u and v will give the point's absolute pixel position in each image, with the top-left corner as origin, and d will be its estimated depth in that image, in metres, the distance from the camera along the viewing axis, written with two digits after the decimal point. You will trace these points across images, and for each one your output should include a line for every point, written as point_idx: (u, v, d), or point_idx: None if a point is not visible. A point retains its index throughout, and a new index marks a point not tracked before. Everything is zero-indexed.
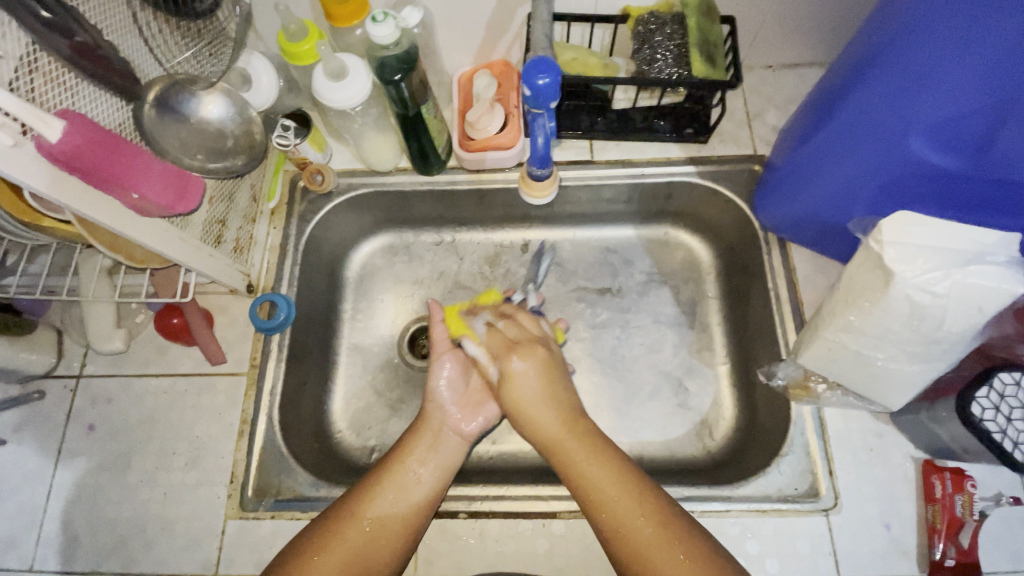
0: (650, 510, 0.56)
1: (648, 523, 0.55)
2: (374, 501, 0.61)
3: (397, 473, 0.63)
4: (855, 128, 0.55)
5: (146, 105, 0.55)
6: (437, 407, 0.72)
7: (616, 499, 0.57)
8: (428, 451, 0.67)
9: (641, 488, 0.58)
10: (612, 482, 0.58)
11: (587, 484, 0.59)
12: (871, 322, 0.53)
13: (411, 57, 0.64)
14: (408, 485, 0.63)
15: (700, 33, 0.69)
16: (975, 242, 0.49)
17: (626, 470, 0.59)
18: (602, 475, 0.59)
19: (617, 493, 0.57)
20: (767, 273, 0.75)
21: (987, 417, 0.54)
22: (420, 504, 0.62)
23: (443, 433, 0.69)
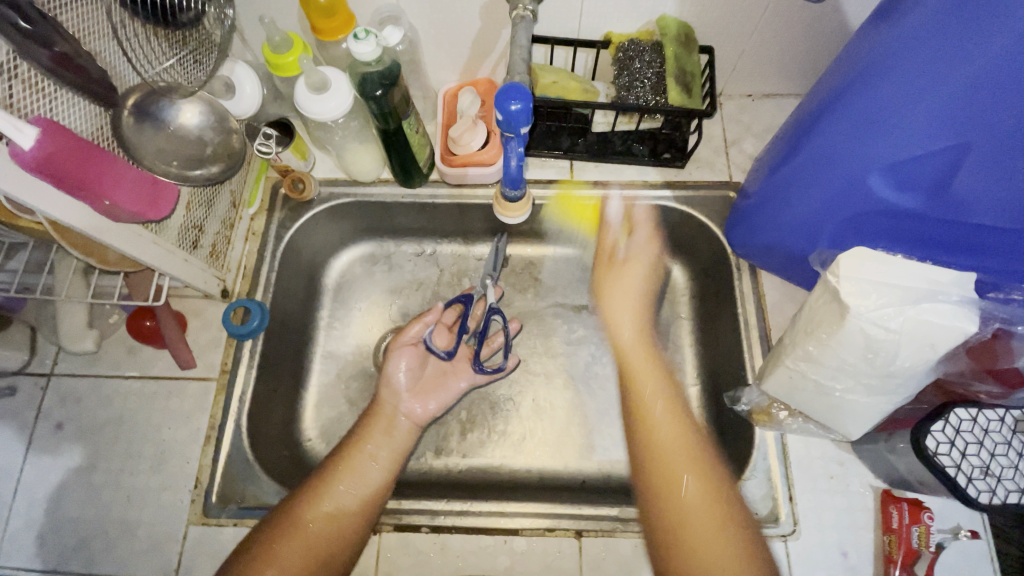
0: (699, 466, 0.66)
1: (694, 474, 0.65)
2: (332, 482, 0.65)
3: (351, 458, 0.68)
4: (819, 163, 0.56)
5: (124, 112, 0.56)
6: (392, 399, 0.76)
7: (675, 454, 0.67)
8: (384, 439, 0.72)
9: (697, 454, 0.67)
10: (682, 447, 0.68)
11: (653, 435, 0.70)
12: (828, 354, 0.54)
13: (392, 74, 0.65)
14: (365, 468, 0.68)
15: (676, 62, 0.71)
16: (929, 281, 0.50)
17: (693, 442, 0.68)
18: (666, 434, 0.69)
19: (685, 457, 0.67)
20: (737, 298, 0.76)
21: (942, 451, 0.56)
22: (372, 485, 0.67)
23: (394, 424, 0.74)
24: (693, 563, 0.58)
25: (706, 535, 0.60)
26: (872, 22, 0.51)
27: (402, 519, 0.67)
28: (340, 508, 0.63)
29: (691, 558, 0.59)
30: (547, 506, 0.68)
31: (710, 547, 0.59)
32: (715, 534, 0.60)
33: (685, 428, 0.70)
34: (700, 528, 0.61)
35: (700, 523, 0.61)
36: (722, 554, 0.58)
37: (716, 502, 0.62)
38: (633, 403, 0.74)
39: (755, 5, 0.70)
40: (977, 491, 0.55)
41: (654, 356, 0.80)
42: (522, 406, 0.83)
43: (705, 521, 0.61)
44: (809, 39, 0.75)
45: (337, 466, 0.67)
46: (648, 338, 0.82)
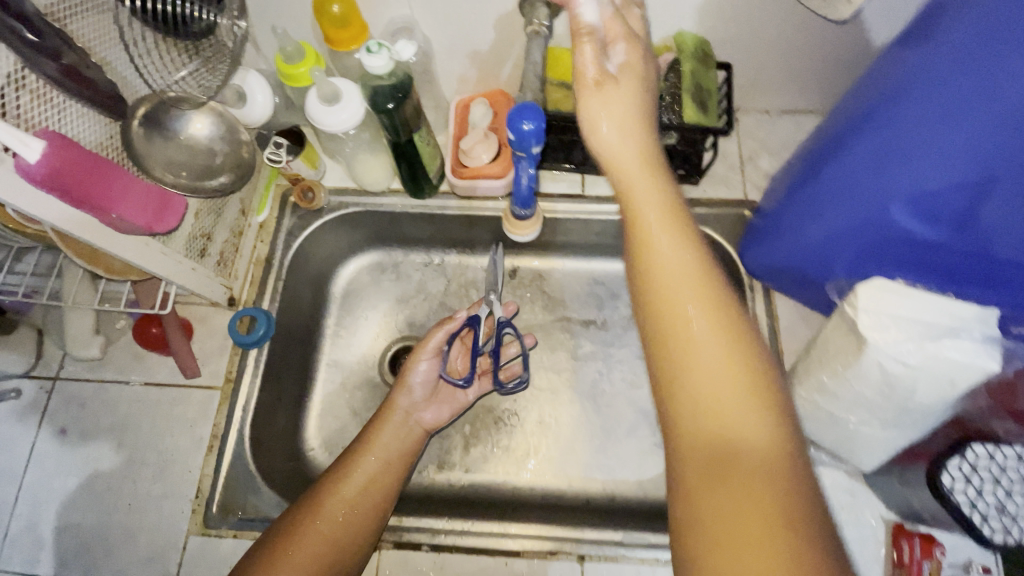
0: (707, 294, 0.44)
1: (705, 314, 0.43)
2: (327, 509, 0.61)
3: (348, 482, 0.64)
4: (839, 189, 0.55)
5: (133, 122, 0.58)
6: (400, 407, 0.73)
7: (678, 275, 0.45)
8: (382, 458, 0.68)
9: (710, 275, 0.46)
10: (677, 245, 0.46)
11: (651, 261, 0.46)
12: (843, 386, 0.53)
13: (404, 86, 0.65)
14: (362, 493, 0.64)
15: (692, 79, 0.69)
16: (953, 316, 0.48)
17: (705, 258, 0.46)
18: (666, 242, 0.47)
19: (674, 259, 0.46)
20: (750, 319, 0.75)
21: (958, 489, 0.53)
22: (366, 509, 0.63)
23: (400, 438, 0.71)
24: (698, 409, 0.40)
25: (710, 358, 0.41)
26: (899, 49, 0.51)
27: (403, 536, 0.67)
28: (335, 536, 0.60)
29: (703, 408, 0.40)
30: (550, 528, 0.67)
31: (734, 406, 0.40)
32: (739, 385, 0.40)
33: (680, 218, 0.48)
34: (697, 341, 0.42)
35: (709, 341, 0.42)
36: (714, 360, 0.41)
37: (726, 330, 0.43)
38: (625, 198, 0.50)
39: (774, 21, 0.68)
40: (992, 531, 0.53)
41: (647, 148, 0.52)
42: (527, 421, 0.82)
43: (716, 364, 0.41)
44: (829, 56, 0.73)
45: (333, 491, 0.63)
46: (648, 130, 0.53)
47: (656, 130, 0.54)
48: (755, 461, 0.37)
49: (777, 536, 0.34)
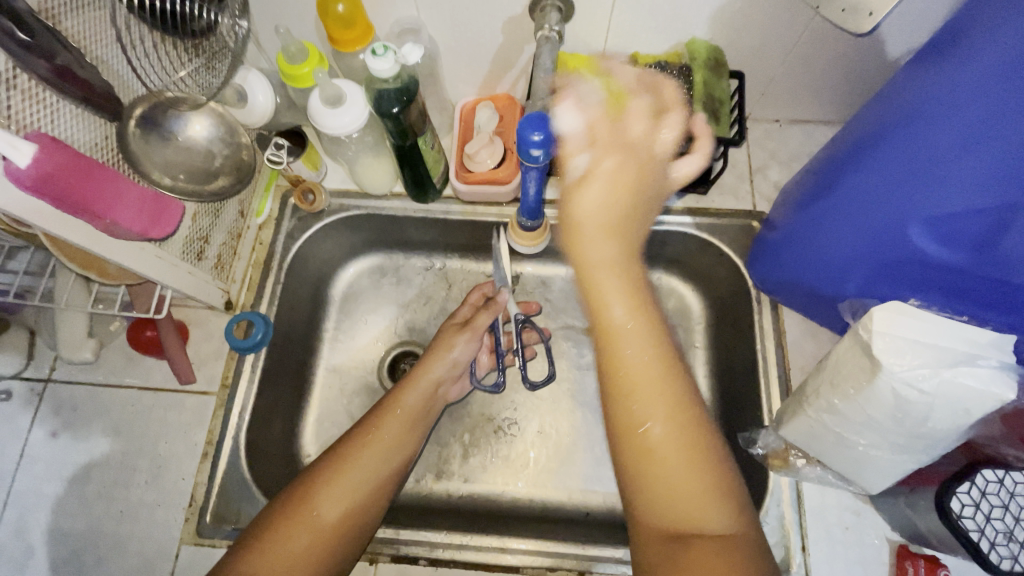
0: (669, 393, 0.50)
1: (666, 402, 0.50)
2: (332, 486, 0.59)
3: (358, 462, 0.62)
4: (854, 203, 0.54)
5: (129, 124, 0.56)
6: (426, 385, 0.72)
7: (649, 388, 0.50)
8: (394, 440, 0.66)
9: (664, 357, 0.52)
10: (639, 342, 0.52)
11: (620, 366, 0.51)
12: (855, 410, 0.52)
13: (410, 90, 0.63)
14: (371, 474, 0.62)
15: (705, 89, 0.68)
16: (968, 342, 0.47)
17: (659, 329, 0.53)
18: (631, 333, 0.52)
19: (640, 358, 0.51)
20: (756, 333, 0.73)
21: (966, 514, 0.52)
22: (372, 488, 0.61)
23: (416, 420, 0.69)
24: (665, 498, 0.47)
25: (680, 463, 0.48)
26: (919, 66, 0.50)
27: (400, 549, 0.66)
28: (338, 515, 0.58)
29: (668, 496, 0.47)
30: (548, 543, 0.66)
31: (690, 492, 0.47)
32: (679, 444, 0.48)
33: (637, 304, 0.53)
34: (661, 438, 0.49)
35: (667, 442, 0.49)
36: (689, 470, 0.48)
37: (680, 412, 0.50)
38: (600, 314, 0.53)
39: (790, 31, 0.67)
40: (999, 558, 0.51)
41: (628, 246, 0.55)
42: (527, 431, 0.81)
43: (684, 461, 0.48)
44: (844, 67, 0.71)
45: (339, 468, 0.61)
46: (627, 232, 0.56)
47: (654, 188, 0.57)
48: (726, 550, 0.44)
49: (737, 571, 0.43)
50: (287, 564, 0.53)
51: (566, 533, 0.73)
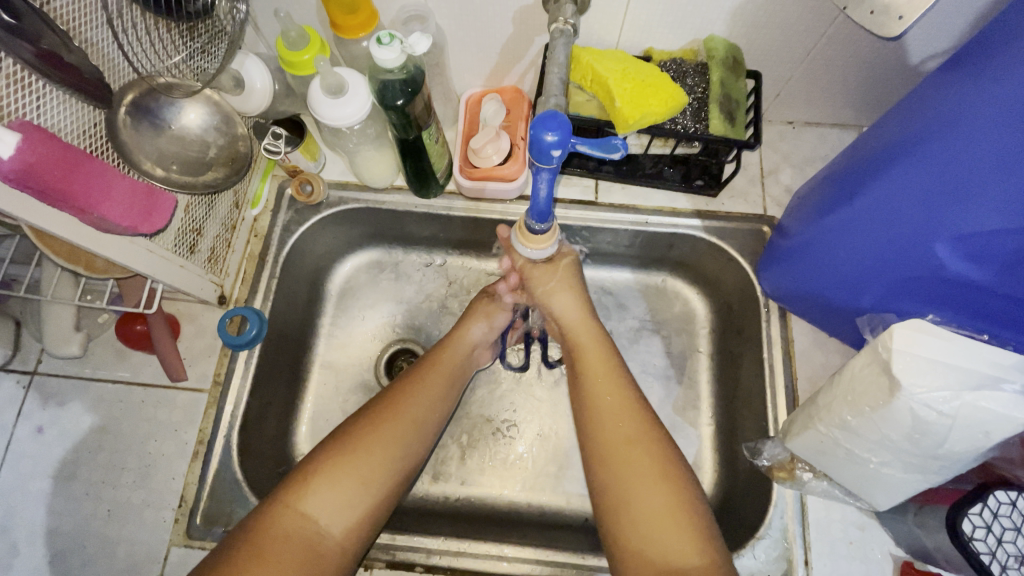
0: (657, 463, 0.57)
1: (638, 449, 0.58)
2: (377, 433, 0.59)
3: (402, 411, 0.62)
4: (877, 215, 0.52)
5: (119, 111, 0.53)
6: (463, 343, 0.73)
7: (618, 440, 0.59)
8: (426, 402, 0.64)
9: (633, 403, 0.62)
10: (612, 391, 0.63)
11: (595, 414, 0.62)
12: (869, 427, 0.50)
13: (416, 81, 0.60)
14: (395, 448, 0.59)
15: (721, 89, 0.66)
16: (991, 364, 0.46)
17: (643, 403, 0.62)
18: (614, 405, 0.62)
19: (609, 404, 0.62)
20: (764, 341, 0.72)
21: (978, 536, 0.52)
22: (415, 437, 0.62)
23: (454, 375, 0.70)
24: (637, 533, 0.54)
25: (649, 501, 0.55)
26: (949, 75, 0.48)
27: (396, 555, 0.64)
28: (383, 462, 0.58)
29: (644, 530, 0.54)
30: (548, 552, 0.65)
31: (659, 527, 0.53)
32: (646, 480, 0.56)
33: (609, 364, 0.65)
34: (631, 479, 0.56)
35: (634, 479, 0.56)
36: (655, 502, 0.55)
37: (646, 457, 0.57)
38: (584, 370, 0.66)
39: (812, 31, 0.65)
40: None
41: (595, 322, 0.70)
42: (526, 434, 0.79)
43: (653, 498, 0.55)
44: (864, 70, 0.69)
45: (384, 414, 0.61)
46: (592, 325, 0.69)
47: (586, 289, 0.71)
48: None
49: None
50: (333, 505, 0.55)
51: (565, 540, 0.71)
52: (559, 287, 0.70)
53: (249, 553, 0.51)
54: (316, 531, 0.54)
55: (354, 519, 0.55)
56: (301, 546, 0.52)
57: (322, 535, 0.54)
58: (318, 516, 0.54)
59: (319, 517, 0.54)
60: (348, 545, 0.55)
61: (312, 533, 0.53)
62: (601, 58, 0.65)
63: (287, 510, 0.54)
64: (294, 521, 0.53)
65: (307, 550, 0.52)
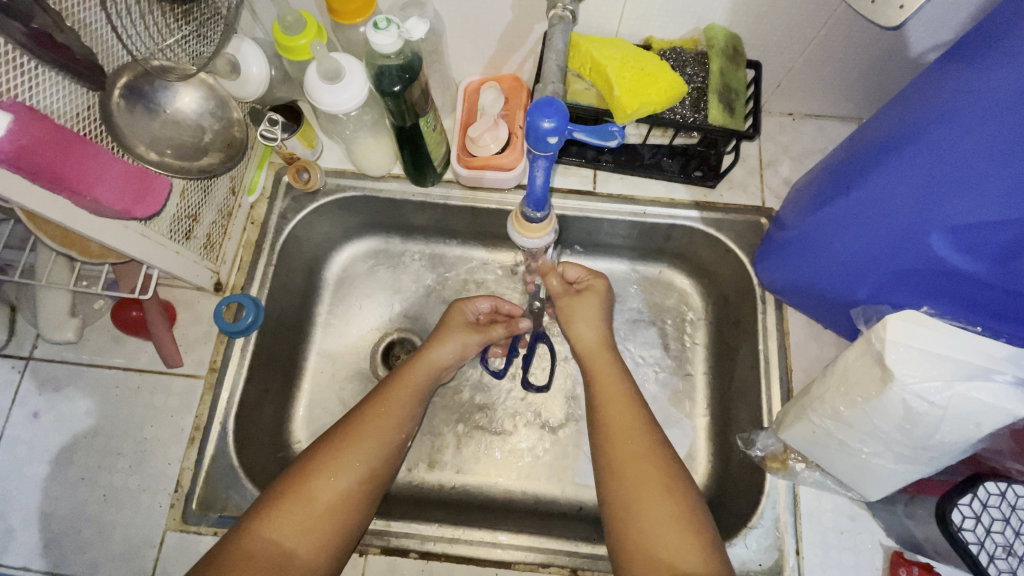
0: (660, 479, 0.57)
1: (645, 472, 0.58)
2: (340, 456, 0.60)
3: (366, 428, 0.63)
4: (873, 207, 0.52)
5: (113, 93, 0.53)
6: (430, 365, 0.71)
7: (632, 453, 0.60)
8: (394, 414, 0.65)
9: (642, 418, 0.63)
10: (623, 409, 0.64)
11: (609, 430, 0.62)
12: (861, 417, 0.51)
13: (412, 67, 0.60)
14: (370, 458, 0.61)
15: (721, 78, 0.65)
16: (983, 356, 0.47)
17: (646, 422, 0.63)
18: (620, 428, 0.62)
19: (620, 420, 0.62)
20: (759, 333, 0.72)
21: (967, 526, 0.52)
22: (379, 453, 0.62)
23: (422, 393, 0.69)
24: (645, 538, 0.54)
25: (655, 509, 0.55)
26: (948, 65, 0.48)
27: (391, 542, 0.65)
28: (347, 482, 0.59)
29: (649, 535, 0.54)
30: (541, 541, 0.65)
31: (668, 534, 0.54)
32: (653, 488, 0.57)
33: (619, 382, 0.66)
34: (640, 487, 0.57)
35: (643, 488, 0.57)
36: (662, 510, 0.55)
37: (654, 466, 0.58)
38: (598, 396, 0.66)
39: (812, 21, 0.64)
40: (997, 572, 0.51)
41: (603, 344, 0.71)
42: (521, 423, 0.80)
43: (659, 505, 0.55)
44: (865, 61, 0.69)
45: (348, 437, 0.61)
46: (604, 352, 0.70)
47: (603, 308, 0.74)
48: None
49: None
50: (304, 521, 0.56)
51: (558, 529, 0.72)
52: (586, 317, 0.73)
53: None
54: (284, 553, 0.54)
55: (321, 539, 0.56)
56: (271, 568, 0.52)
57: (290, 557, 0.54)
58: (283, 538, 0.54)
59: (284, 540, 0.54)
60: (319, 565, 0.55)
61: (279, 556, 0.53)
62: (599, 46, 0.65)
63: (253, 534, 0.54)
64: (260, 543, 0.54)
65: None
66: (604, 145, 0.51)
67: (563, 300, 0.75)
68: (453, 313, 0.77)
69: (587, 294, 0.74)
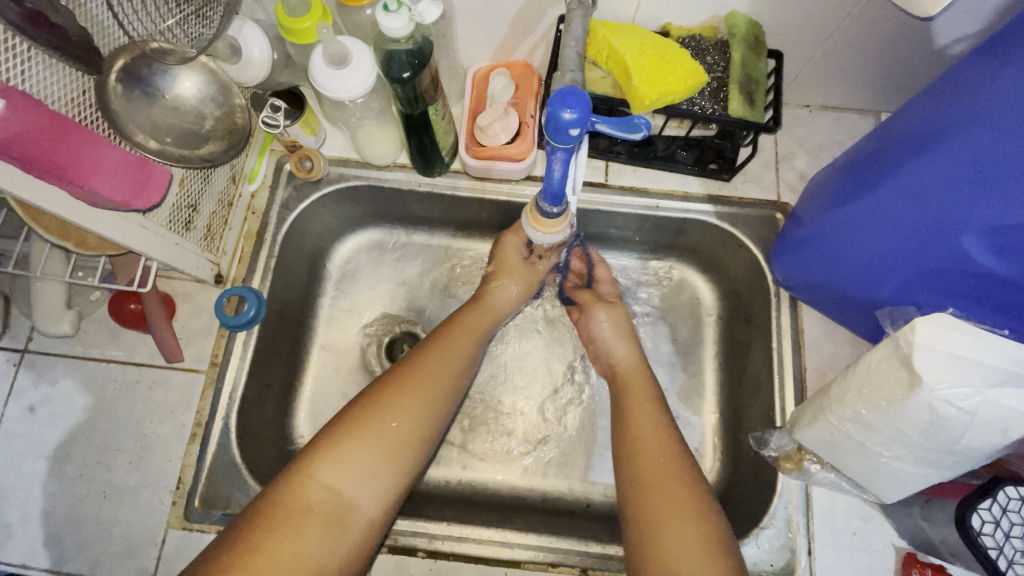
0: (679, 491, 0.57)
1: (668, 481, 0.58)
2: (400, 403, 0.58)
3: (423, 377, 0.61)
4: (899, 205, 0.50)
5: (109, 77, 0.50)
6: (491, 308, 0.73)
7: (661, 469, 0.59)
8: (450, 364, 0.63)
9: (671, 433, 0.63)
10: (650, 425, 0.63)
11: (634, 442, 0.62)
12: (883, 421, 0.50)
13: (423, 53, 0.57)
14: (427, 411, 0.59)
15: (742, 68, 0.63)
16: (1014, 360, 0.45)
17: (669, 433, 0.63)
18: (648, 431, 0.62)
19: (651, 432, 0.62)
20: (773, 330, 0.71)
21: (986, 531, 0.52)
22: (438, 405, 0.60)
23: (475, 343, 0.68)
24: (666, 557, 0.53)
25: (677, 522, 0.55)
26: (983, 60, 0.45)
27: (398, 540, 0.64)
28: (405, 430, 0.57)
29: (671, 554, 0.53)
30: (551, 539, 0.64)
31: (689, 555, 0.52)
32: (679, 507, 0.56)
33: (646, 397, 0.66)
34: (665, 508, 0.56)
35: (667, 509, 0.56)
36: (686, 530, 0.54)
37: (681, 484, 0.57)
38: (628, 408, 0.66)
39: (836, 11, 0.62)
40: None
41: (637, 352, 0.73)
42: (529, 419, 0.78)
43: (684, 527, 0.54)
44: (888, 52, 0.66)
45: (404, 386, 0.60)
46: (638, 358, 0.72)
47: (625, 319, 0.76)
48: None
49: None
50: (361, 475, 0.54)
51: (566, 526, 0.71)
52: (618, 336, 0.74)
53: (275, 530, 0.49)
54: (344, 503, 0.52)
55: (380, 490, 0.54)
56: (331, 518, 0.51)
57: (350, 508, 0.53)
58: (342, 486, 0.53)
59: (344, 492, 0.53)
60: (376, 516, 0.54)
61: (339, 508, 0.52)
62: (617, 32, 0.62)
63: (313, 482, 0.52)
64: (319, 493, 0.52)
65: (334, 527, 0.51)
66: (629, 138, 0.48)
67: (598, 313, 0.76)
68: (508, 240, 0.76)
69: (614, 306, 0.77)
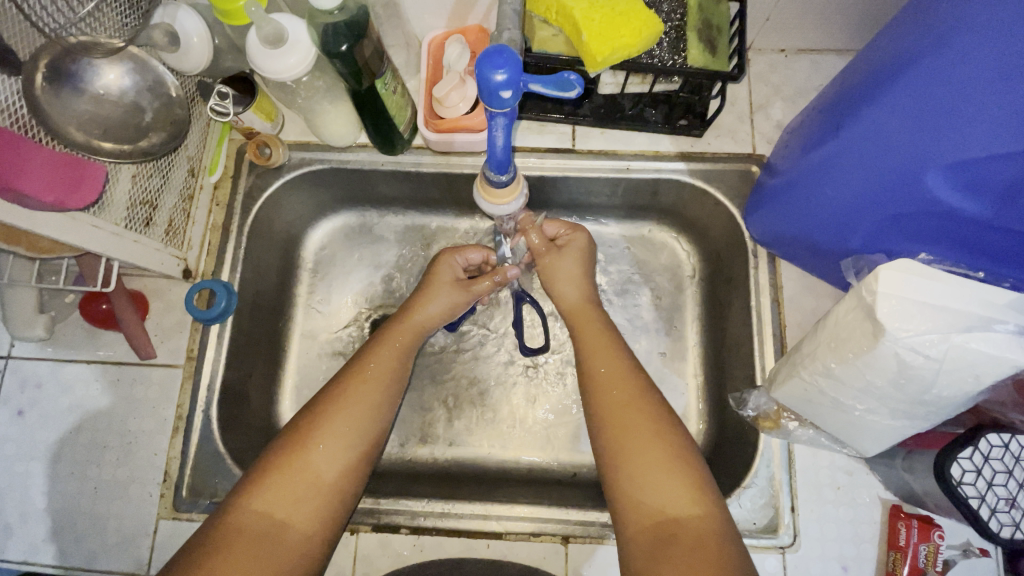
0: (645, 419, 0.56)
1: (634, 410, 0.57)
2: (358, 387, 0.61)
3: (342, 408, 0.59)
4: (863, 145, 0.47)
5: (37, 76, 0.51)
6: (418, 324, 0.68)
7: (623, 400, 0.58)
8: (378, 380, 0.62)
9: (628, 361, 0.62)
10: (610, 358, 0.62)
11: (602, 377, 0.61)
12: (853, 374, 0.48)
13: (360, 24, 0.55)
14: (348, 433, 0.58)
15: (699, 15, 0.61)
16: (983, 304, 0.43)
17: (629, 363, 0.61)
18: (613, 369, 0.61)
19: (614, 371, 0.60)
20: (752, 288, 0.69)
21: (967, 480, 0.51)
22: (395, 387, 0.63)
23: (402, 360, 0.65)
24: (636, 484, 0.53)
25: (643, 450, 0.54)
26: None
27: (382, 518, 0.65)
28: (363, 412, 0.60)
29: (641, 480, 0.53)
30: (533, 509, 0.65)
31: (661, 478, 0.53)
32: (641, 436, 0.55)
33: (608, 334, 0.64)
34: (630, 439, 0.55)
35: (632, 437, 0.55)
36: (655, 456, 0.54)
37: (645, 413, 0.57)
38: (594, 348, 0.64)
39: None
40: (999, 525, 0.50)
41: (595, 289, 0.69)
42: (512, 394, 0.78)
43: (649, 452, 0.54)
44: None
45: (364, 365, 0.63)
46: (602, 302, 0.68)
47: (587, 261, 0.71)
48: (688, 527, 0.50)
49: (706, 558, 0.47)
50: (290, 497, 0.54)
51: (552, 495, 0.71)
52: (569, 273, 0.70)
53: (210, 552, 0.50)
54: (274, 523, 0.52)
55: (313, 510, 0.54)
56: (312, 484, 0.55)
57: (284, 525, 0.53)
58: (272, 509, 0.53)
59: (275, 512, 0.53)
60: (314, 535, 0.54)
61: (271, 526, 0.52)
62: None
63: (241, 508, 0.53)
64: (248, 516, 0.52)
65: (267, 544, 0.51)
66: (564, 96, 0.47)
67: (545, 259, 0.71)
68: (442, 260, 0.73)
69: (565, 248, 0.71)
